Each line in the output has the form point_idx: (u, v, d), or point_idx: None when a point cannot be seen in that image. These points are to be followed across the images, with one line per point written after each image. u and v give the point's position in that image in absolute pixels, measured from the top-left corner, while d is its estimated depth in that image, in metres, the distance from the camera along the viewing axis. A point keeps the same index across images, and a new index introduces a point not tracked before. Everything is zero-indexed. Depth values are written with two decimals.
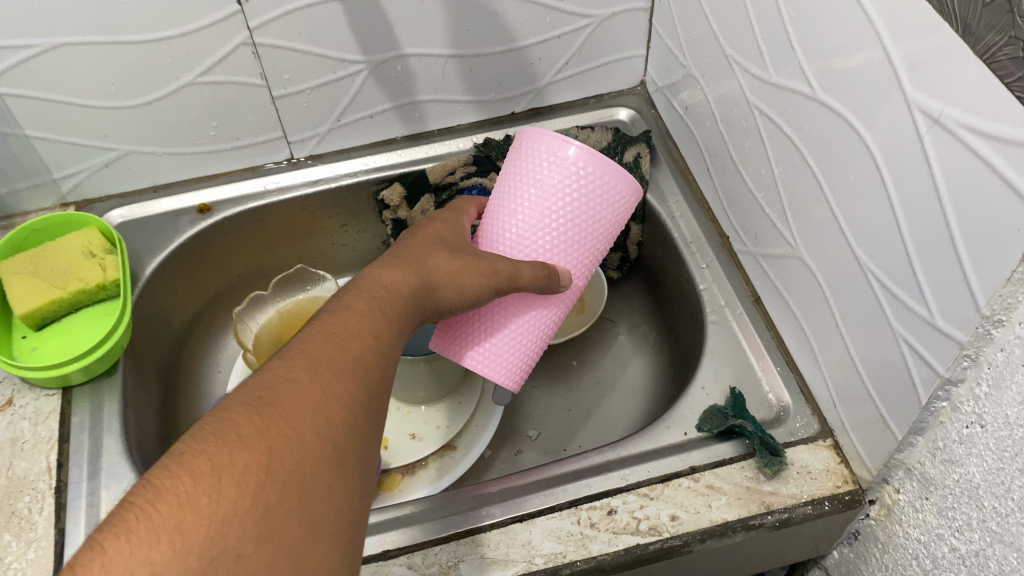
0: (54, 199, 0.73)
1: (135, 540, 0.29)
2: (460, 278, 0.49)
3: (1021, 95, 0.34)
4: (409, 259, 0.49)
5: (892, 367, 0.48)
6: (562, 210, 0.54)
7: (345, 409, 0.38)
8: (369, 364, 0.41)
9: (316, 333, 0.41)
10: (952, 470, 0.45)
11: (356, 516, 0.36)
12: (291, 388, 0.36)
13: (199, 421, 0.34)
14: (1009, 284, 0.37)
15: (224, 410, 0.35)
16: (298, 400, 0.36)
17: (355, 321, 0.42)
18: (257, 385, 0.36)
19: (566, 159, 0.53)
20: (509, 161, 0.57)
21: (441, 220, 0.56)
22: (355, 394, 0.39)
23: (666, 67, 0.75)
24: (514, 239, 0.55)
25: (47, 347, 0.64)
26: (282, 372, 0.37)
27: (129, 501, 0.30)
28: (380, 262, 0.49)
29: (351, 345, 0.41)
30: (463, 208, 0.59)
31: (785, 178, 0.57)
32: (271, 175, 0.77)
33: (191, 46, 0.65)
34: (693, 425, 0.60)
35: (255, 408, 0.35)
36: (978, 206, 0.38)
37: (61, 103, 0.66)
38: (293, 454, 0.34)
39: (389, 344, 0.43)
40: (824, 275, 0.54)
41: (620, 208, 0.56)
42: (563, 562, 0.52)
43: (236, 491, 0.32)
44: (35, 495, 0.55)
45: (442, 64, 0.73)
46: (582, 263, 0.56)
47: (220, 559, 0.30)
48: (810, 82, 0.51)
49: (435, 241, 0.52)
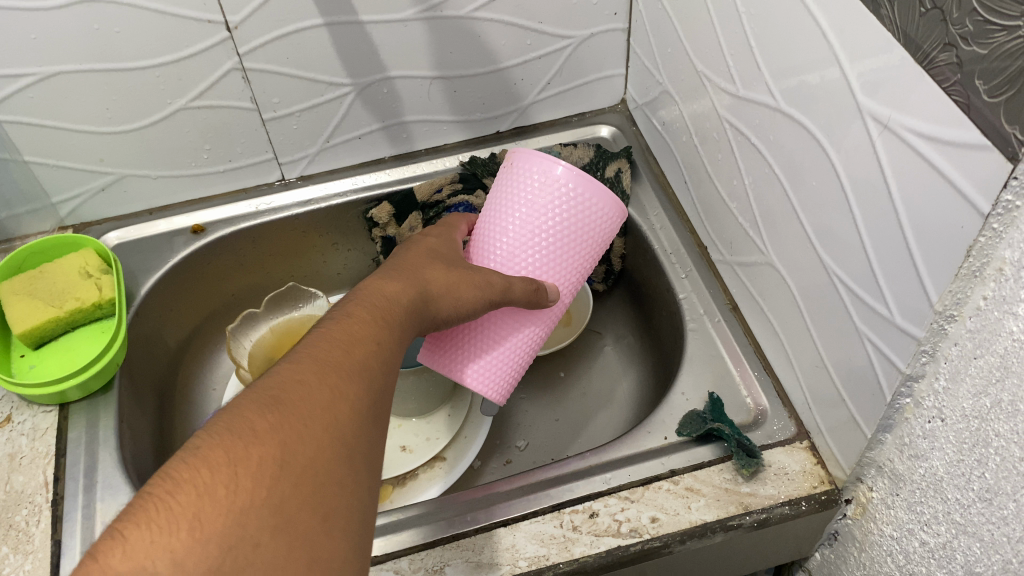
0: (53, 222, 0.76)
1: (155, 529, 0.30)
2: (456, 290, 0.51)
3: (958, 99, 0.36)
4: (407, 271, 0.51)
5: (858, 367, 0.50)
6: (551, 226, 0.56)
7: (354, 408, 0.39)
8: (374, 367, 0.42)
9: (321, 339, 0.42)
10: (917, 465, 0.46)
11: (367, 509, 0.37)
12: (301, 386, 0.38)
13: (213, 418, 0.36)
14: (957, 280, 0.39)
15: (237, 407, 0.36)
16: (308, 398, 0.37)
17: (358, 327, 0.43)
18: (269, 384, 0.38)
19: (555, 179, 0.55)
20: (499, 180, 0.59)
21: (434, 236, 0.58)
22: (362, 394, 0.40)
23: (644, 85, 0.78)
24: (503, 256, 0.57)
25: (45, 365, 0.66)
26: (292, 373, 0.39)
27: (148, 491, 0.32)
28: (380, 274, 0.50)
29: (356, 348, 0.42)
30: (455, 224, 0.60)
31: (755, 188, 0.59)
32: (263, 196, 0.79)
33: (184, 72, 0.67)
34: (673, 430, 0.61)
35: (267, 406, 0.36)
36: (927, 206, 0.40)
37: (58, 129, 0.68)
38: (305, 449, 0.35)
39: (392, 350, 0.44)
40: (795, 280, 0.56)
41: (607, 226, 0.58)
42: (546, 564, 0.53)
43: (252, 483, 0.33)
44: (33, 508, 0.57)
45: (427, 86, 0.75)
46: (570, 280, 0.58)
47: (238, 547, 0.31)
48: (774, 95, 0.53)
49: (430, 255, 0.54)
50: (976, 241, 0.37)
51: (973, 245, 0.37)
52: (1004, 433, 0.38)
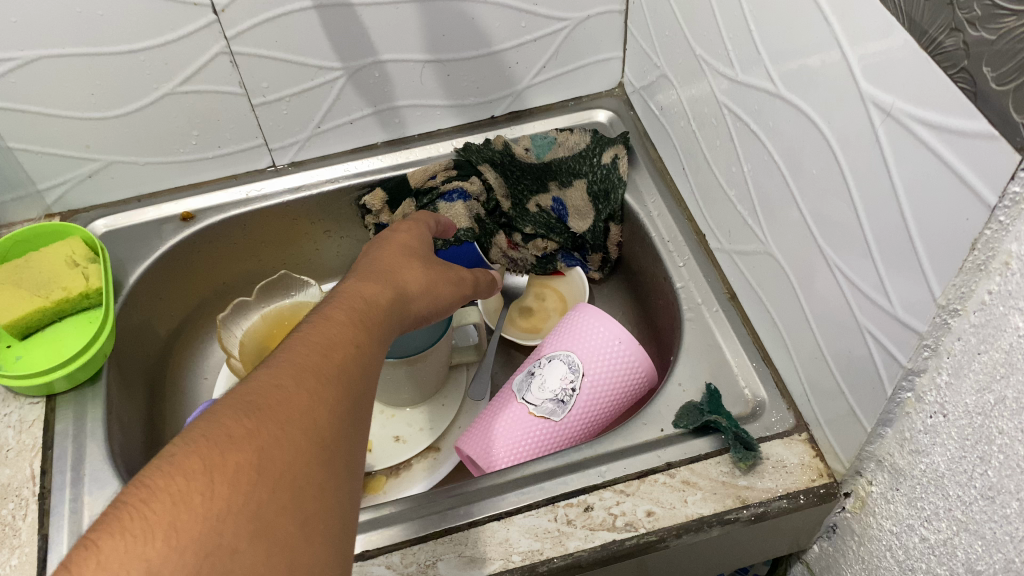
0: (39, 210, 0.74)
1: (130, 537, 0.29)
2: (432, 290, 0.53)
3: (964, 87, 0.35)
4: (384, 270, 0.51)
5: (858, 360, 0.49)
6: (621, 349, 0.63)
7: (333, 413, 0.38)
8: (353, 370, 0.41)
9: (299, 342, 0.41)
10: (918, 460, 0.45)
11: (347, 516, 0.36)
12: (278, 392, 0.37)
13: (189, 425, 0.35)
14: (962, 274, 0.38)
15: (214, 414, 0.35)
16: (286, 403, 0.36)
17: (337, 330, 0.42)
18: (246, 390, 0.37)
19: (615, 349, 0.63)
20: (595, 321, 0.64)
21: (407, 230, 0.57)
22: (342, 399, 0.39)
23: (642, 69, 0.76)
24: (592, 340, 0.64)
25: (31, 355, 0.65)
26: (269, 378, 0.38)
27: (122, 500, 0.31)
28: (356, 274, 0.50)
29: (335, 352, 0.41)
30: (423, 220, 0.61)
31: (754, 175, 0.58)
32: (252, 182, 0.77)
33: (169, 57, 0.66)
34: (670, 422, 0.60)
35: (244, 412, 0.35)
36: (932, 198, 0.38)
37: (42, 115, 0.67)
38: (283, 454, 0.34)
39: (371, 352, 0.43)
40: (794, 270, 0.54)
41: (615, 380, 0.63)
42: (540, 559, 0.52)
43: (229, 488, 0.32)
44: (19, 502, 0.56)
45: (419, 70, 0.73)
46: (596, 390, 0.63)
47: (215, 555, 0.30)
48: (773, 80, 0.52)
49: (406, 252, 0.54)
50: (981, 234, 0.36)
51: (978, 238, 0.36)
52: (1008, 431, 0.37)
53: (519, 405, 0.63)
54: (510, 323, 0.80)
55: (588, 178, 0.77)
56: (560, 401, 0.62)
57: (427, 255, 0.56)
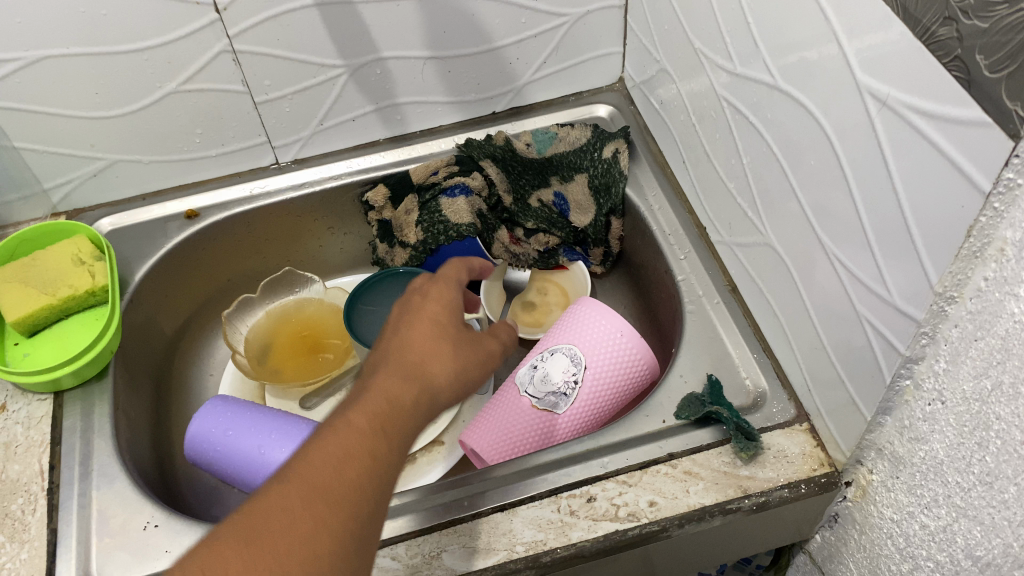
0: (45, 209, 0.75)
1: None
2: (466, 371, 0.49)
3: (958, 76, 0.35)
4: (416, 352, 0.47)
5: (858, 349, 0.49)
6: (624, 343, 0.63)
7: (336, 544, 0.37)
8: (368, 488, 0.39)
9: (316, 455, 0.39)
10: (918, 447, 0.46)
11: None
12: (280, 520, 0.37)
13: (192, 549, 0.36)
14: (958, 261, 0.38)
15: (213, 541, 0.36)
16: (285, 535, 0.36)
17: (355, 441, 0.40)
18: (252, 510, 0.37)
19: (618, 343, 0.63)
20: (598, 314, 0.65)
21: (437, 292, 0.52)
22: (351, 522, 0.38)
23: (641, 63, 0.76)
24: (597, 333, 0.64)
25: (39, 353, 0.65)
26: (276, 499, 0.37)
27: None
28: (386, 357, 0.47)
29: (346, 472, 0.39)
30: (451, 275, 0.55)
31: (753, 167, 0.58)
32: (256, 180, 0.78)
33: (173, 55, 0.66)
34: (671, 413, 0.61)
35: (242, 543, 0.36)
36: (927, 187, 0.39)
37: (48, 114, 0.68)
38: None
39: (392, 465, 0.41)
40: (793, 260, 0.55)
41: (620, 374, 0.63)
42: (543, 549, 0.53)
43: None
44: (28, 497, 0.57)
45: (421, 67, 0.74)
46: (601, 383, 0.63)
47: None
48: (771, 72, 0.52)
49: (437, 328, 0.50)
50: (977, 221, 0.36)
51: (973, 225, 0.36)
52: (1005, 416, 0.38)
53: (521, 398, 0.63)
54: (512, 317, 0.80)
55: (590, 172, 0.77)
56: (563, 393, 0.62)
57: (459, 320, 0.52)
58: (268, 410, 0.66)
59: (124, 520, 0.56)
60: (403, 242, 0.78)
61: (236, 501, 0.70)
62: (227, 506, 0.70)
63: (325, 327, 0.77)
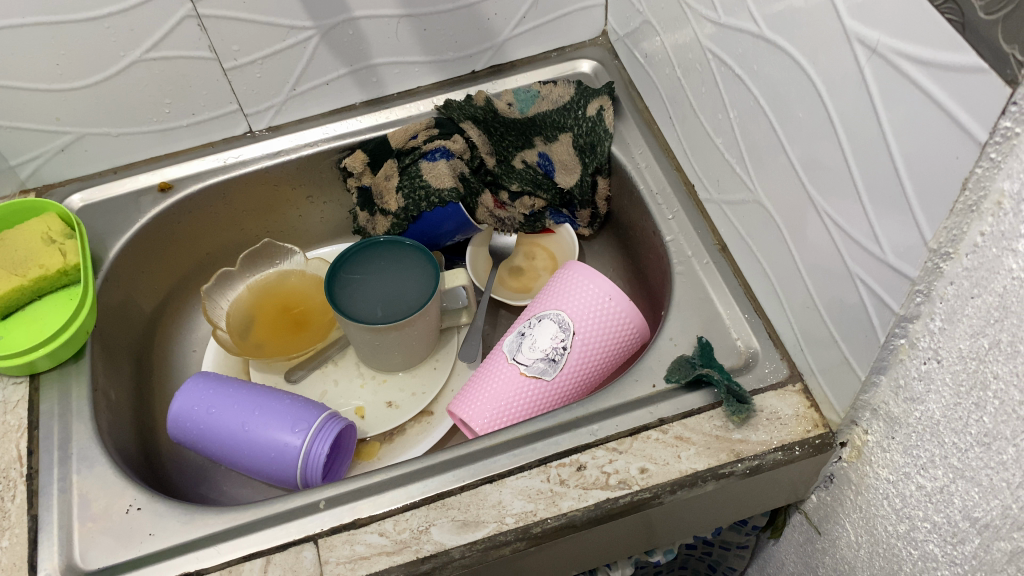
0: (13, 186, 0.73)
1: None
2: None
3: (952, 18, 0.33)
4: None
5: (851, 307, 0.47)
6: (616, 311, 0.61)
7: None
8: None
9: None
10: (913, 408, 0.44)
11: None
12: None
13: None
14: (952, 216, 0.36)
15: None
16: None
17: None
18: None
19: (609, 311, 0.61)
20: (590, 278, 0.62)
21: None
22: None
23: (625, 15, 0.74)
24: (589, 298, 0.62)
25: (11, 335, 0.63)
26: None
27: None
28: None
29: None
30: None
31: (740, 122, 0.56)
32: (230, 149, 0.76)
33: (134, 22, 0.64)
34: (661, 377, 0.59)
35: None
36: (920, 138, 0.37)
37: (7, 88, 0.65)
38: None
39: None
40: (782, 216, 0.53)
41: (610, 341, 0.62)
42: (533, 520, 0.52)
43: None
44: (7, 483, 0.55)
45: (395, 25, 0.71)
46: (589, 350, 0.61)
47: None
48: (756, 21, 0.50)
49: None
50: (972, 173, 0.34)
51: (968, 178, 0.35)
52: (1003, 375, 0.36)
53: (509, 365, 0.62)
54: (499, 283, 0.78)
55: (575, 131, 0.75)
56: (551, 359, 0.61)
57: None
58: (252, 386, 0.64)
59: (106, 504, 0.55)
60: (384, 210, 0.75)
61: (224, 478, 0.69)
62: (215, 484, 0.69)
63: (308, 299, 0.75)
